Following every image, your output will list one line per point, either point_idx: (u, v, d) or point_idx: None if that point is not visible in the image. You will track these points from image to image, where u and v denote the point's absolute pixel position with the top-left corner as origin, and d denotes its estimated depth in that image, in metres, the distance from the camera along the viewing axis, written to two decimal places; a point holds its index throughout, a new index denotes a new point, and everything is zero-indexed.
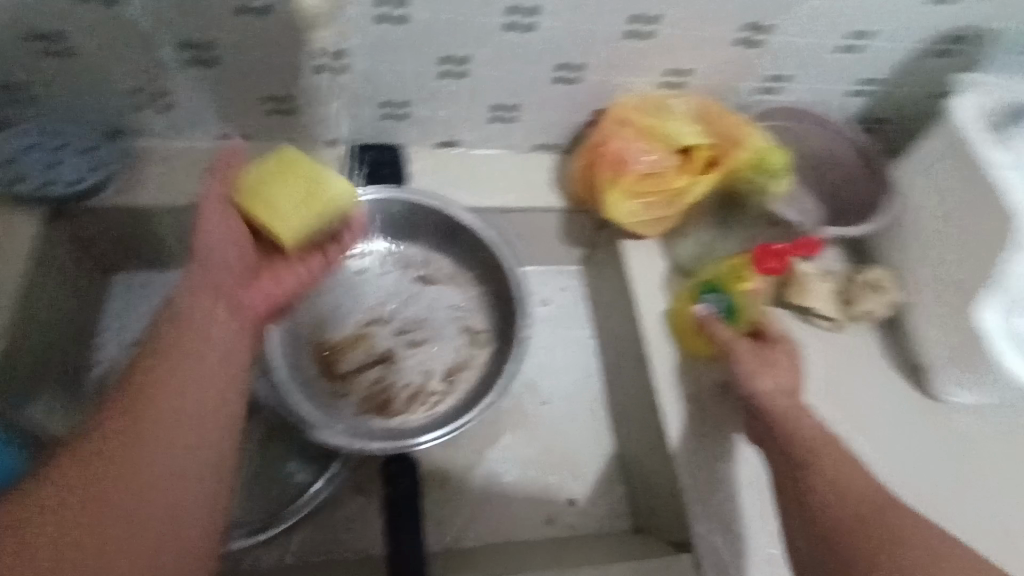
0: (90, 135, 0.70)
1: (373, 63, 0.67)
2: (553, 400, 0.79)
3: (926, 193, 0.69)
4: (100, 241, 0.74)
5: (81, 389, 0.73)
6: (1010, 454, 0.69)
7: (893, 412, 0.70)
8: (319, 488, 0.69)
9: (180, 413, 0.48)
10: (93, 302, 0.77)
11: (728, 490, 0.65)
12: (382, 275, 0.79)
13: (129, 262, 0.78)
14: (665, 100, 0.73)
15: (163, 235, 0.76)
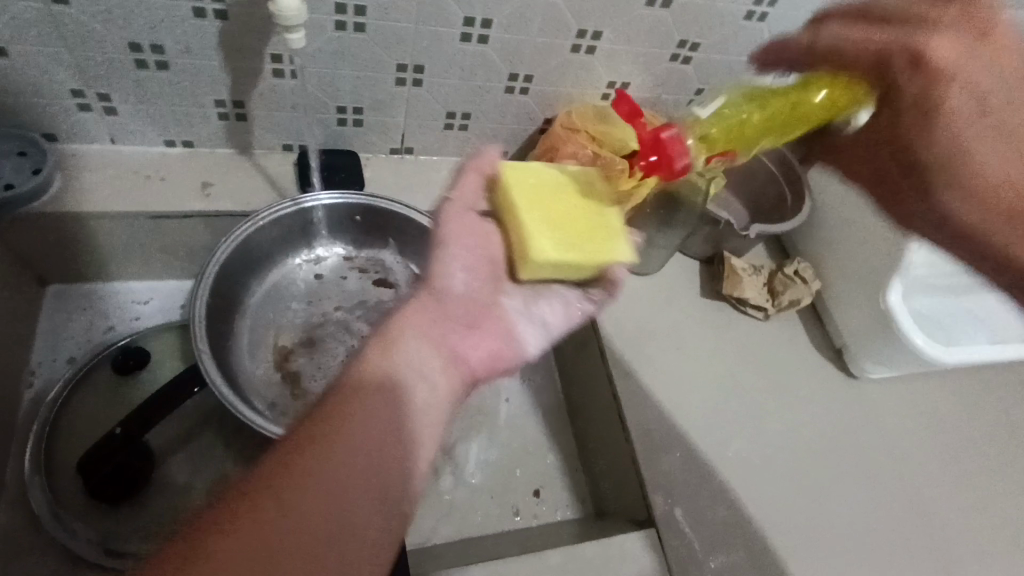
0: (22, 141, 0.68)
1: (330, 69, 0.68)
2: (512, 397, 0.82)
3: (836, 193, 0.79)
4: (32, 252, 0.71)
5: (12, 410, 0.68)
6: (910, 419, 0.79)
7: (818, 389, 0.78)
8: None
9: (354, 453, 0.46)
10: (23, 316, 0.72)
11: (682, 467, 0.70)
12: (342, 279, 0.79)
13: (66, 273, 0.75)
14: (608, 109, 0.78)
15: (102, 244, 0.73)
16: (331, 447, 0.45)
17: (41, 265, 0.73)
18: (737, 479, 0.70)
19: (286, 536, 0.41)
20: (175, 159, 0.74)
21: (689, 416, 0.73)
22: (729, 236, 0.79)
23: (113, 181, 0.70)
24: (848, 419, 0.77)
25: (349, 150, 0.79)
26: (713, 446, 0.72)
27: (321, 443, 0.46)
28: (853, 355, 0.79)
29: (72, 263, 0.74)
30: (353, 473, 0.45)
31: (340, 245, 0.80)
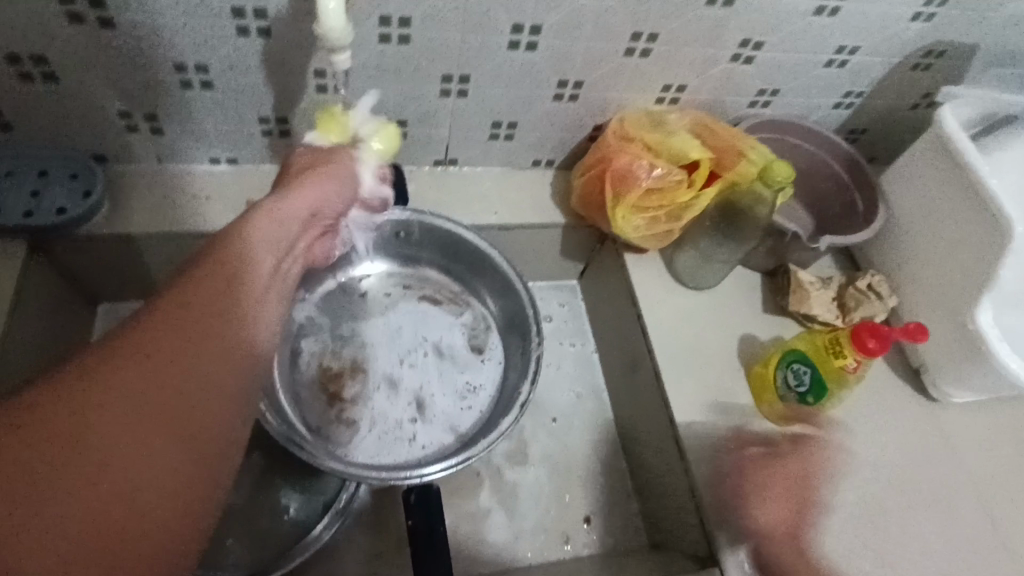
0: (75, 160, 0.67)
1: (374, 83, 0.66)
2: (561, 417, 0.79)
3: (915, 200, 0.72)
4: (85, 272, 0.72)
5: None
6: (996, 447, 0.72)
7: (895, 414, 0.72)
8: (320, 531, 0.67)
9: (229, 346, 0.44)
10: (74, 336, 0.73)
11: (744, 498, 0.65)
12: (386, 295, 0.77)
13: (117, 291, 0.76)
14: (662, 115, 0.74)
15: (150, 263, 0.73)
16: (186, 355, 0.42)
17: (93, 285, 0.74)
18: (805, 514, 0.65)
19: (116, 460, 0.37)
20: (220, 178, 0.73)
21: (752, 444, 0.68)
22: (794, 248, 0.74)
23: (159, 202, 0.70)
24: (927, 450, 0.71)
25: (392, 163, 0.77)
26: None
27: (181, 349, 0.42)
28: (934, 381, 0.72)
29: (123, 283, 0.75)
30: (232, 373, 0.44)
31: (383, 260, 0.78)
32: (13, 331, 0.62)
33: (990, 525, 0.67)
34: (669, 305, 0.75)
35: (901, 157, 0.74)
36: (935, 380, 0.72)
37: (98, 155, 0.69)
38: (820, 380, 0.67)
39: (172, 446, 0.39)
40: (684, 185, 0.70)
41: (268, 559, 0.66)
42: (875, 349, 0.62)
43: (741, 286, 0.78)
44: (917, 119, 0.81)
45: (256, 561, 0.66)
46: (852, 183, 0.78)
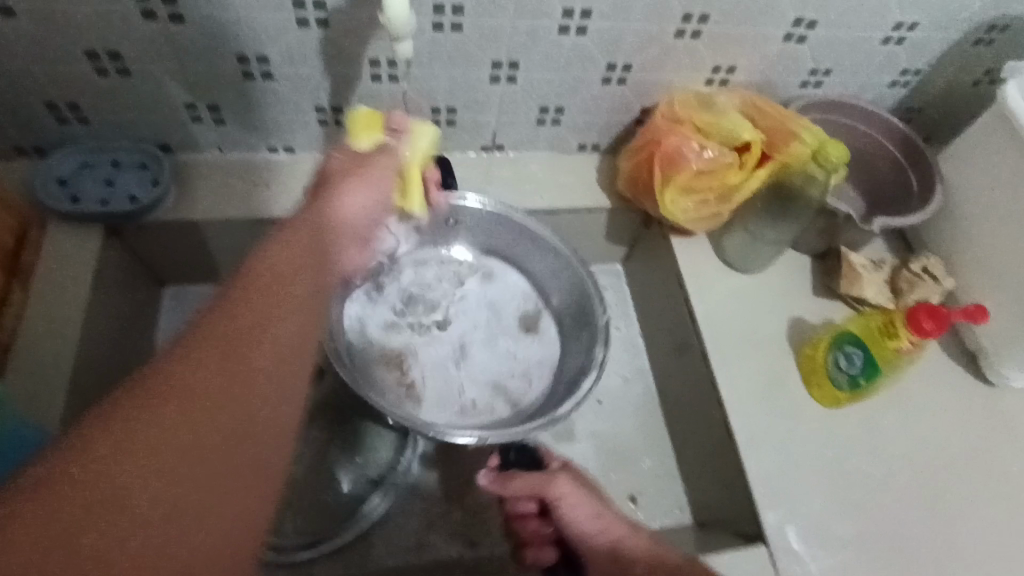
0: (144, 152, 0.71)
1: (427, 71, 0.68)
2: (607, 398, 0.80)
3: (975, 180, 0.70)
4: (154, 257, 0.76)
5: None
6: None
7: (950, 398, 0.72)
8: (376, 503, 0.72)
9: (274, 359, 0.40)
10: (145, 317, 0.77)
11: (793, 479, 0.66)
12: (438, 282, 0.79)
13: (182, 275, 0.80)
14: (711, 97, 0.73)
15: (213, 248, 0.76)
16: (230, 374, 0.38)
17: (160, 269, 0.78)
18: (855, 495, 0.65)
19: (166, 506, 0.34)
20: (278, 165, 0.76)
21: (803, 425, 0.68)
22: (845, 229, 0.73)
23: (222, 189, 0.73)
24: (984, 435, 0.70)
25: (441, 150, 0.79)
26: (829, 460, 0.67)
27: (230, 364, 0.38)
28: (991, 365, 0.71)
29: (188, 267, 0.79)
30: (278, 390, 0.39)
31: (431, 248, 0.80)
32: (92, 311, 0.66)
33: None
34: (716, 287, 0.75)
35: (961, 135, 0.72)
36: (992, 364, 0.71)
37: (165, 145, 0.73)
38: (872, 361, 0.67)
39: (222, 486, 0.36)
40: (735, 167, 0.69)
41: (327, 529, 0.71)
42: (931, 330, 0.64)
43: (790, 269, 0.78)
44: (978, 97, 0.79)
45: (315, 532, 0.70)
46: (908, 164, 0.76)
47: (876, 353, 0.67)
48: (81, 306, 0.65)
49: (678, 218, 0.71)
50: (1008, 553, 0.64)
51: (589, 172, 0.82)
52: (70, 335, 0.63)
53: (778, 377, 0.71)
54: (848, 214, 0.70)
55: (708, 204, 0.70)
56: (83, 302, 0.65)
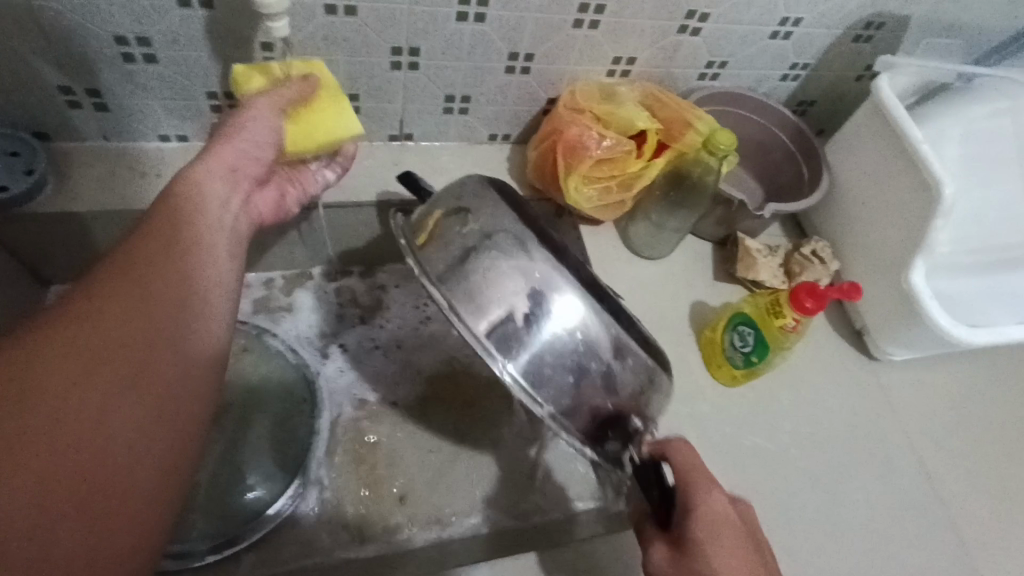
0: (18, 140, 0.66)
1: (323, 55, 0.66)
2: None
3: (856, 168, 0.75)
4: (35, 253, 0.71)
5: None
6: (930, 400, 0.77)
7: (838, 373, 0.76)
8: (282, 505, 0.68)
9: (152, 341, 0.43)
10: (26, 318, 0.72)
11: (694, 456, 0.68)
12: None
13: (69, 273, 0.75)
14: (613, 87, 0.75)
15: (102, 243, 0.72)
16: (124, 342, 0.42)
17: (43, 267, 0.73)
18: (752, 468, 0.69)
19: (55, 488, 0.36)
20: (168, 154, 0.72)
21: (703, 405, 0.71)
22: (741, 216, 0.76)
23: (105, 179, 0.69)
24: (867, 410, 0.75)
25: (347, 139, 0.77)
26: (728, 436, 0.70)
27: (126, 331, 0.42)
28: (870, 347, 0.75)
29: (72, 263, 0.74)
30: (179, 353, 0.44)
31: None
32: None
33: (922, 473, 0.72)
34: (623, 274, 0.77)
35: (844, 125, 0.77)
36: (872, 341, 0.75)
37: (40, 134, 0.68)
38: (763, 342, 0.68)
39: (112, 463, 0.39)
40: (634, 156, 0.71)
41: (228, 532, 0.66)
42: (810, 310, 0.63)
43: (693, 255, 0.81)
44: (861, 90, 0.84)
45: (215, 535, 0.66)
46: (799, 153, 0.80)
47: (765, 332, 0.68)
48: None
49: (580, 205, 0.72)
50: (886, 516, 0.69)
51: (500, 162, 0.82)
52: None
53: (680, 359, 0.73)
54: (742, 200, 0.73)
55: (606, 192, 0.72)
56: None
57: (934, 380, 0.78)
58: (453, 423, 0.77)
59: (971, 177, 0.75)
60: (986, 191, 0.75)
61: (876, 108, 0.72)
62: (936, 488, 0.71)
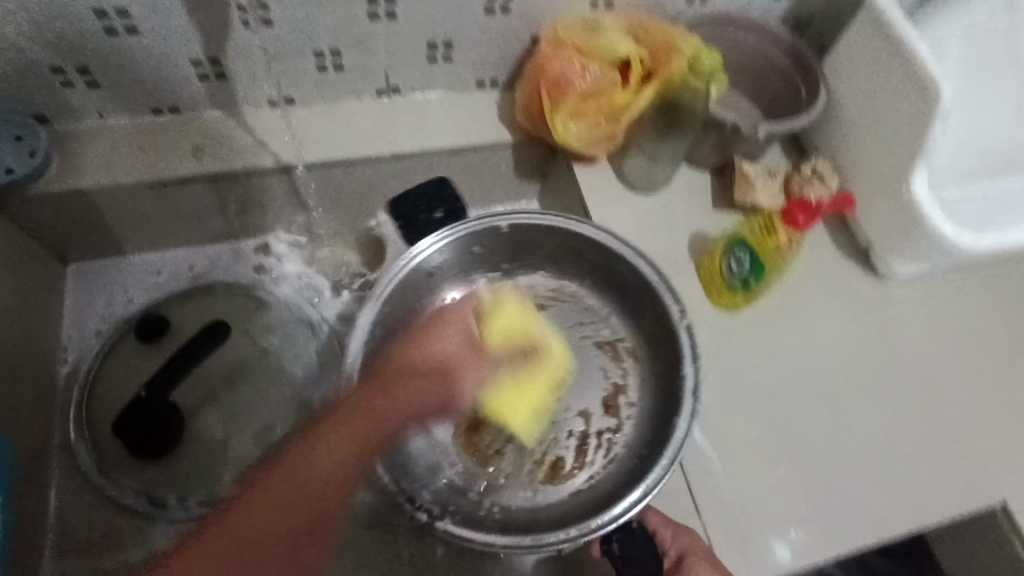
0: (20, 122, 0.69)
1: (300, 12, 0.66)
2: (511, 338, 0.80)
3: (855, 80, 0.72)
4: (50, 232, 0.74)
5: (52, 387, 0.74)
6: (939, 306, 0.76)
7: (843, 293, 0.75)
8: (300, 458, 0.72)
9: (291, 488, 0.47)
10: (50, 296, 0.76)
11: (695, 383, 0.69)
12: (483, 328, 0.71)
13: (83, 249, 0.78)
14: (596, 18, 0.73)
15: (110, 218, 0.75)
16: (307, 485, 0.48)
17: (60, 245, 0.77)
18: (753, 390, 0.69)
19: None
20: (166, 127, 0.73)
21: (702, 335, 0.71)
22: (737, 140, 0.74)
23: (106, 153, 0.71)
24: (870, 325, 0.74)
25: (337, 98, 0.77)
26: (728, 364, 0.70)
27: (273, 493, 0.47)
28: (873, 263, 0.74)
29: (87, 240, 0.77)
30: (350, 478, 0.49)
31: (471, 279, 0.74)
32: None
33: (928, 387, 0.71)
34: (618, 208, 0.76)
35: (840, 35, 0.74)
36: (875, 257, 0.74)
37: (40, 116, 0.70)
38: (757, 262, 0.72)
39: None
40: (619, 87, 0.72)
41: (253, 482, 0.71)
42: (804, 222, 0.74)
43: (694, 182, 0.79)
44: None
45: None
46: (796, 71, 0.77)
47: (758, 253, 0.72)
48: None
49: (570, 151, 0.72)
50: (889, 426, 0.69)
51: (489, 106, 0.81)
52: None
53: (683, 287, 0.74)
54: (734, 123, 0.71)
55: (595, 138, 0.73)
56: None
57: (946, 296, 0.76)
58: None
59: (976, 78, 0.73)
60: (992, 90, 0.73)
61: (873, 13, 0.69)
62: (945, 403, 0.71)
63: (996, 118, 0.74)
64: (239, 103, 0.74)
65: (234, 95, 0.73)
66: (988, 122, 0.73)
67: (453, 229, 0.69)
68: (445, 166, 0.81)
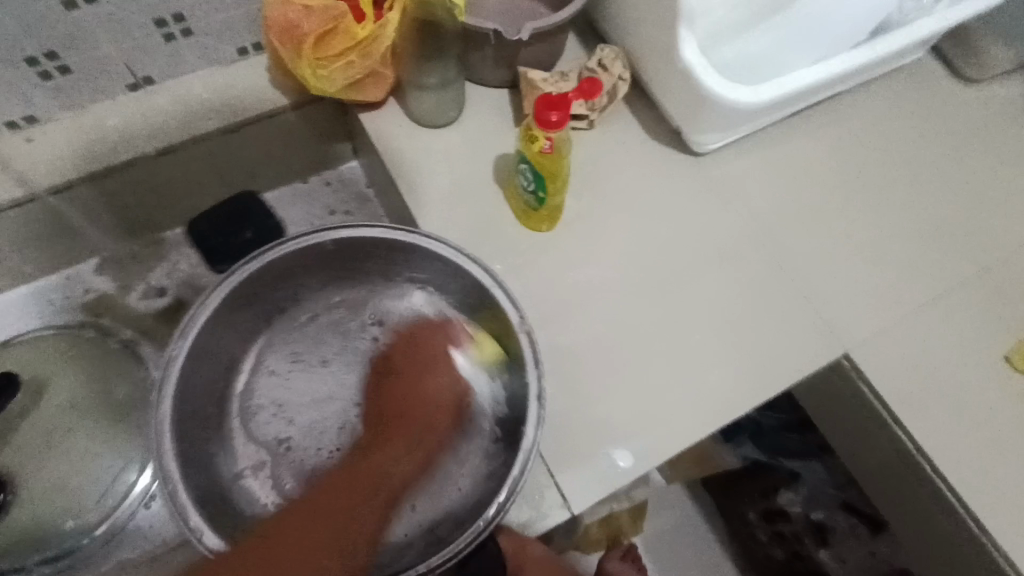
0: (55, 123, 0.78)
1: None
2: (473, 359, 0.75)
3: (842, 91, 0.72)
4: (72, 217, 0.83)
5: (33, 406, 0.85)
6: (881, 225, 0.81)
7: (825, 304, 0.77)
8: (262, 444, 0.73)
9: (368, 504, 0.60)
10: (34, 309, 0.90)
11: (677, 395, 0.72)
12: None
13: (98, 234, 0.88)
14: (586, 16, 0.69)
15: (118, 199, 0.84)
16: (399, 451, 0.65)
17: (86, 239, 0.88)
18: (731, 402, 0.72)
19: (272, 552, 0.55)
20: (69, 121, 0.78)
21: (685, 353, 0.74)
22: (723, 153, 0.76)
23: (58, 144, 0.77)
24: (766, 274, 0.78)
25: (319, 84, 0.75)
26: (714, 384, 0.73)
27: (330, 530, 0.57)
28: (806, 278, 0.78)
29: (75, 224, 0.84)
30: (435, 406, 0.68)
31: (355, 290, 0.78)
32: (45, 345, 0.87)
33: (905, 394, 0.73)
34: (605, 224, 0.79)
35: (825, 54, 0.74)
36: (807, 273, 0.78)
37: (10, 121, 0.76)
38: None
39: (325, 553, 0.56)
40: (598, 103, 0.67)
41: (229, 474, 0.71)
42: (556, 122, 0.67)
43: (676, 199, 0.81)
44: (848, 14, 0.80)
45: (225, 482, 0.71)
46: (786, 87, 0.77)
47: None
48: (59, 338, 0.87)
49: (545, 198, 0.74)
50: (772, 343, 0.75)
51: (455, 124, 0.83)
52: (56, 342, 0.87)
53: (665, 310, 0.76)
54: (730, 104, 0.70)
55: (556, 184, 0.73)
56: (51, 333, 0.87)
57: (900, 232, 0.81)
58: None
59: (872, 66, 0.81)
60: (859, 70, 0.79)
61: (729, 34, 0.74)
62: (925, 411, 0.72)
63: (871, 106, 0.88)
64: (144, 107, 0.79)
65: (147, 103, 0.79)
66: (867, 125, 0.87)
67: (251, 262, 0.67)
68: (412, 183, 0.79)
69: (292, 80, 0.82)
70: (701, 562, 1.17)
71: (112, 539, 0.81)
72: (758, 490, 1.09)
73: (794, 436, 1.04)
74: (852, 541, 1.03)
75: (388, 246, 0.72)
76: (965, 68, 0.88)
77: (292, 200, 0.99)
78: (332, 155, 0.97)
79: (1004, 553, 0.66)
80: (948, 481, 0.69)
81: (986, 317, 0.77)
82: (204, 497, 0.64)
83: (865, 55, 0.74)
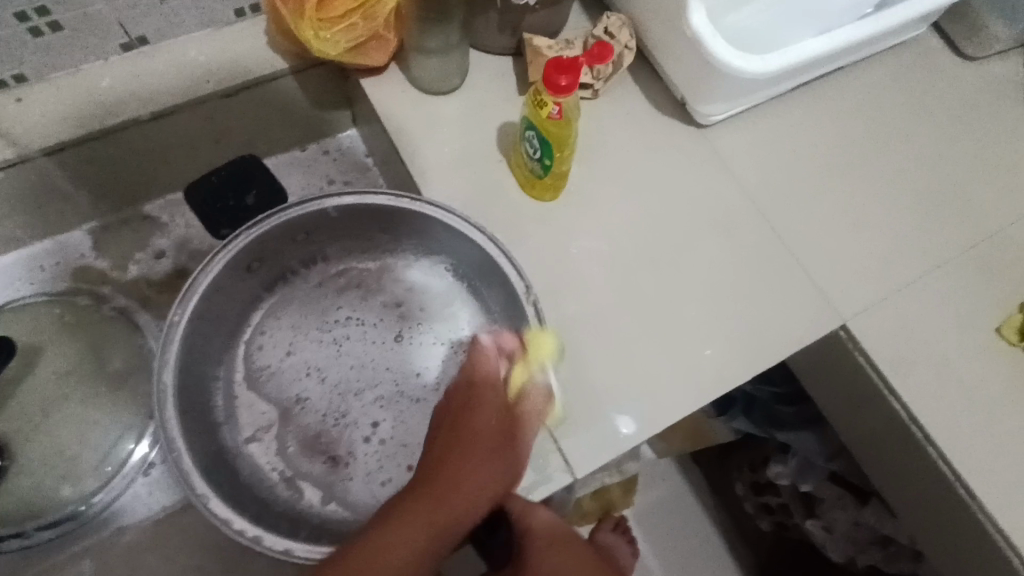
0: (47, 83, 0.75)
1: None
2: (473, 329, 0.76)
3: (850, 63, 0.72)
4: (64, 181, 0.81)
5: (27, 374, 0.83)
6: (880, 199, 0.82)
7: (824, 275, 0.78)
8: (267, 413, 0.74)
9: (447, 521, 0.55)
10: (26, 276, 0.88)
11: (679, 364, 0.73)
12: (436, 323, 0.77)
13: (91, 199, 0.87)
14: None
15: (112, 163, 0.82)
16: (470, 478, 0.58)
17: (79, 204, 0.86)
18: (730, 371, 0.73)
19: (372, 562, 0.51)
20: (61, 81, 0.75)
21: (688, 323, 0.75)
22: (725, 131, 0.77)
23: (49, 105, 0.75)
24: (767, 246, 0.79)
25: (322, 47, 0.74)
26: (715, 354, 0.74)
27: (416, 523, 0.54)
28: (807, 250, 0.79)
29: (68, 189, 0.82)
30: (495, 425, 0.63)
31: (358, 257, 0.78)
32: (37, 312, 0.85)
33: (900, 365, 0.74)
34: (609, 195, 0.79)
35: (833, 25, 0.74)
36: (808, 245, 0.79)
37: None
38: None
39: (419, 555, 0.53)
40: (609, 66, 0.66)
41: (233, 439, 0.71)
42: (566, 86, 0.66)
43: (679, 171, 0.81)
44: None
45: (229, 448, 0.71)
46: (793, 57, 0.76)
47: None
48: (52, 305, 0.86)
49: (550, 167, 0.73)
50: (772, 314, 0.76)
51: (459, 92, 0.82)
52: (49, 309, 0.85)
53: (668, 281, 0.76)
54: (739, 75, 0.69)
55: (562, 152, 0.72)
56: (45, 300, 0.86)
57: (897, 205, 0.82)
58: (433, 330, 0.77)
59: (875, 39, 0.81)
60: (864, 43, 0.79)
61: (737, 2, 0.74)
62: (918, 380, 0.74)
63: (872, 81, 0.88)
64: (140, 68, 0.77)
65: (142, 64, 0.77)
66: (867, 99, 0.87)
67: (251, 228, 0.66)
68: (414, 151, 0.79)
69: (292, 43, 0.80)
70: (691, 531, 1.19)
71: (110, 507, 0.81)
72: (748, 464, 1.12)
73: (787, 409, 1.00)
74: (839, 511, 1.00)
75: (390, 213, 0.71)
76: (965, 44, 0.89)
77: (288, 169, 0.97)
78: (330, 123, 0.95)
79: (989, 514, 0.68)
80: (938, 445, 0.71)
81: (979, 289, 0.78)
82: (208, 460, 0.64)
83: (872, 26, 0.73)
